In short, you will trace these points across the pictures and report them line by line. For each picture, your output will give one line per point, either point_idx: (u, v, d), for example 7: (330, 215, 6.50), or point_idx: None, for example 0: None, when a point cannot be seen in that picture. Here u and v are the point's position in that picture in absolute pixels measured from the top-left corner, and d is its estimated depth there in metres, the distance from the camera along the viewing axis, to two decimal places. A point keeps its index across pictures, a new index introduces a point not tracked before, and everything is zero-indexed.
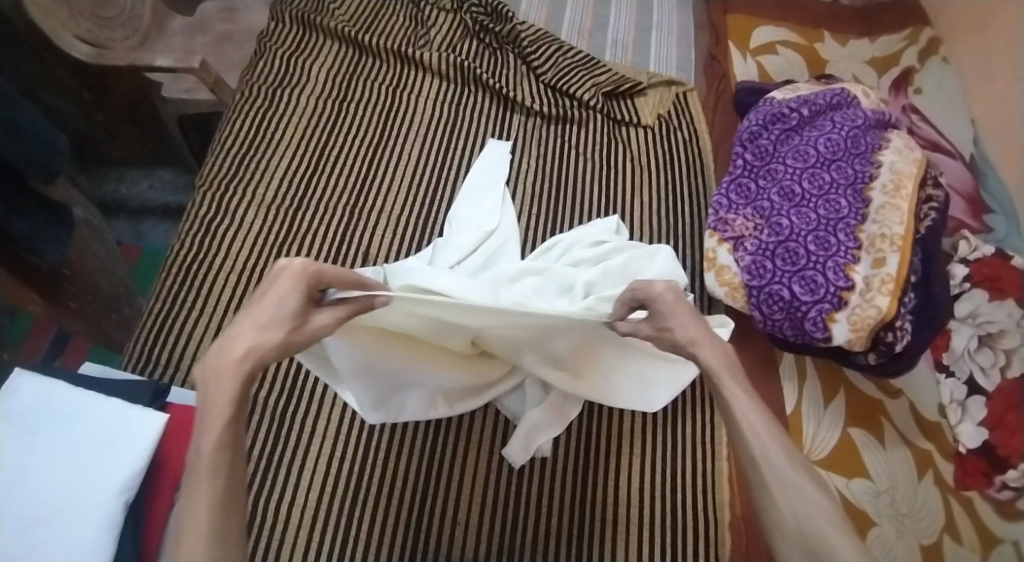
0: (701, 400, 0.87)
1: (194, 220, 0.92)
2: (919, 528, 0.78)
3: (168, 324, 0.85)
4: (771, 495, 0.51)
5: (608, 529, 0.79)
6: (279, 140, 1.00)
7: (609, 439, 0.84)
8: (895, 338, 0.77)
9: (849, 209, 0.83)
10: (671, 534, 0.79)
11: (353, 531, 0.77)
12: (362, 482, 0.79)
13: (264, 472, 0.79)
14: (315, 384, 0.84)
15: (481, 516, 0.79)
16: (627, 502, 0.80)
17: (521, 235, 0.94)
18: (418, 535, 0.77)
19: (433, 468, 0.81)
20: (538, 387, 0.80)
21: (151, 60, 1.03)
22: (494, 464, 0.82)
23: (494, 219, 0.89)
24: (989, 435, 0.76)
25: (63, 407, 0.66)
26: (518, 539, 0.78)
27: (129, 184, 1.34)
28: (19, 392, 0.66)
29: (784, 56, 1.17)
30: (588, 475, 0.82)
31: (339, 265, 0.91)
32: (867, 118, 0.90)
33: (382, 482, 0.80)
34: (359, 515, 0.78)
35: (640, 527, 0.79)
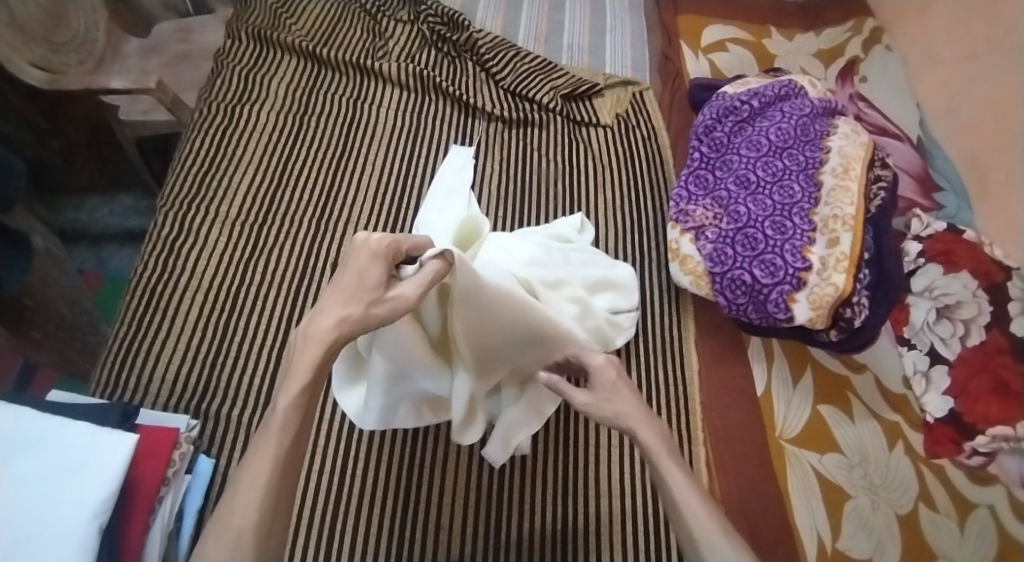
0: (676, 390, 0.91)
1: (158, 241, 0.91)
2: (894, 498, 0.79)
3: (135, 347, 0.83)
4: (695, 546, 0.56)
5: (592, 523, 0.79)
6: (241, 157, 1.00)
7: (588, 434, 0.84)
8: (853, 313, 0.79)
9: (802, 194, 0.85)
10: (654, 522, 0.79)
11: (336, 543, 0.75)
12: (343, 494, 0.78)
13: None
14: None
15: (465, 518, 0.78)
16: (609, 495, 0.81)
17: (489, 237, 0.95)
18: (403, 543, 0.76)
19: (417, 473, 0.80)
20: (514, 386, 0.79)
21: (106, 83, 1.02)
22: (474, 465, 0.81)
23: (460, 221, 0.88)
24: (954, 403, 0.81)
25: (29, 431, 0.64)
26: (504, 538, 0.78)
27: (89, 211, 1.32)
28: None
29: (735, 52, 1.21)
30: (569, 470, 0.82)
31: (308, 278, 0.91)
32: (813, 107, 0.94)
33: (363, 492, 0.78)
34: (342, 528, 0.76)
35: (624, 518, 0.79)
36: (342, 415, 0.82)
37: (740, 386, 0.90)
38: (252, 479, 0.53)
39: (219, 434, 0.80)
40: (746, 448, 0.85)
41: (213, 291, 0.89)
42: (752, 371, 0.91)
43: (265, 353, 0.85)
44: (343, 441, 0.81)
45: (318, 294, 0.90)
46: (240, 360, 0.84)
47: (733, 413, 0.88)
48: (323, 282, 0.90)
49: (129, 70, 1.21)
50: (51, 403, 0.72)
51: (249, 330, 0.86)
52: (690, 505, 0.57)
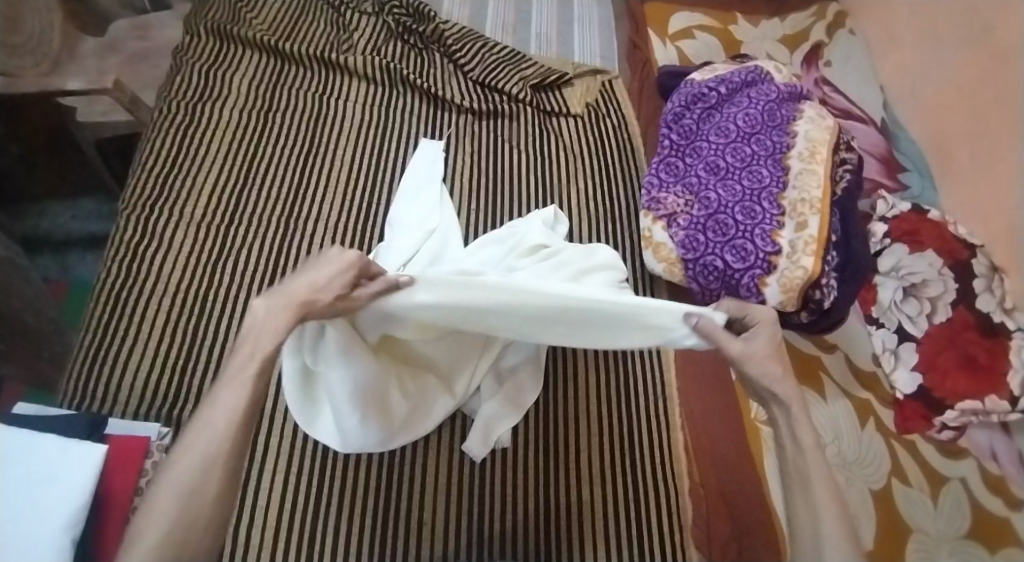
0: (652, 376, 0.90)
1: (121, 245, 0.88)
2: (867, 475, 0.80)
3: (102, 354, 0.81)
4: None
5: (574, 512, 0.79)
6: (205, 157, 0.97)
7: (568, 426, 0.84)
8: (823, 295, 0.80)
9: (771, 178, 0.86)
10: (634, 505, 0.80)
11: (318, 543, 0.74)
12: (322, 494, 0.77)
13: None
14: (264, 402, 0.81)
15: (445, 515, 0.78)
16: (590, 483, 0.81)
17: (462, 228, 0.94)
18: (387, 542, 0.75)
19: (397, 473, 0.79)
20: (491, 379, 0.79)
21: (62, 84, 0.99)
22: (455, 460, 0.81)
23: (433, 220, 0.88)
24: (922, 379, 0.83)
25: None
26: (486, 532, 0.78)
27: (51, 218, 1.29)
28: None
29: (703, 40, 1.21)
30: (552, 458, 0.82)
31: (279, 279, 0.89)
32: (780, 92, 0.95)
33: (343, 493, 0.77)
34: (323, 527, 0.75)
35: (606, 505, 0.80)
36: None
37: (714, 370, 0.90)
38: (215, 416, 0.50)
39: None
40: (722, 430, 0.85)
41: (181, 294, 0.86)
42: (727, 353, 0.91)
43: None
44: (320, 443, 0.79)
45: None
46: (211, 365, 0.83)
47: (709, 396, 0.89)
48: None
49: (87, 70, 1.18)
50: (15, 416, 0.69)
51: (219, 333, 0.85)
52: None
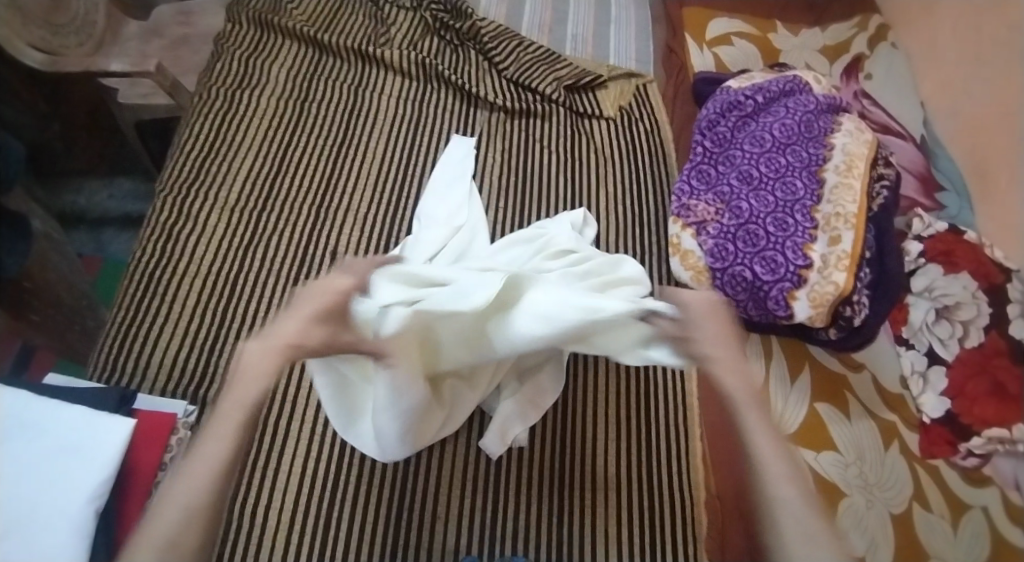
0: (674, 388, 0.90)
1: (156, 226, 0.90)
2: (889, 497, 0.80)
3: (132, 332, 0.83)
4: (774, 521, 0.49)
5: (588, 515, 0.79)
6: (241, 142, 0.99)
7: (585, 433, 0.84)
8: (853, 312, 0.79)
9: (805, 191, 0.85)
10: (648, 513, 0.80)
11: (333, 530, 0.75)
12: (340, 481, 0.78)
13: (241, 475, 0.77)
14: (290, 388, 0.83)
15: (459, 511, 0.78)
16: (605, 487, 0.81)
17: (490, 225, 0.94)
18: (400, 534, 0.76)
19: (413, 466, 0.80)
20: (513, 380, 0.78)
21: (105, 66, 1.01)
22: (472, 456, 0.81)
23: (460, 217, 0.89)
24: (951, 404, 0.81)
25: (26, 416, 0.63)
26: (500, 531, 0.78)
27: (88, 196, 1.30)
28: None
29: (739, 46, 1.20)
30: (567, 460, 0.82)
31: (305, 268, 0.90)
32: (818, 104, 0.94)
33: (360, 484, 0.78)
34: (339, 514, 0.76)
35: (620, 510, 0.80)
36: None
37: None
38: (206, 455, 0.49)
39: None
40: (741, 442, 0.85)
41: (211, 278, 0.88)
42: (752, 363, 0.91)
43: None
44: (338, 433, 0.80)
45: (317, 284, 0.89)
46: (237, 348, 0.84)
47: (732, 407, 0.89)
48: (321, 271, 0.90)
49: (129, 53, 1.20)
50: (46, 387, 0.71)
51: (245, 318, 0.86)
52: (767, 462, 0.52)
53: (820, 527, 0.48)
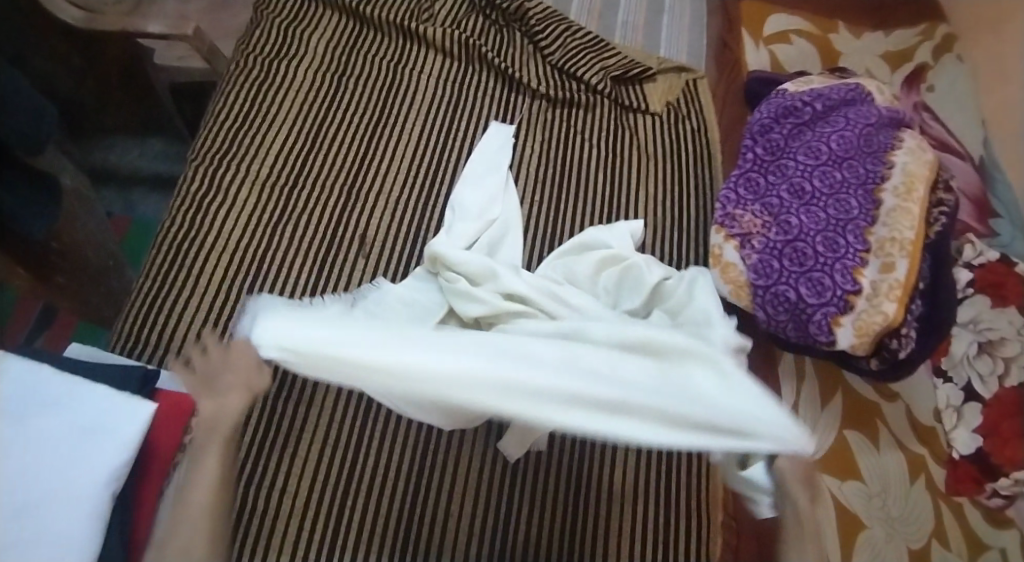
0: None
1: (186, 196, 0.89)
2: (908, 532, 0.79)
3: (158, 305, 0.82)
4: None
5: (602, 526, 0.79)
6: (276, 114, 0.96)
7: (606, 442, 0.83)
8: (901, 344, 0.76)
9: (859, 211, 0.81)
10: (663, 530, 0.80)
11: (346, 521, 0.75)
12: (357, 471, 0.78)
13: (257, 460, 0.76)
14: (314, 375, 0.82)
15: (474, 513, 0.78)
16: (622, 499, 0.80)
17: (524, 221, 0.91)
18: (412, 530, 0.76)
19: (432, 464, 0.79)
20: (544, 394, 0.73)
21: (143, 27, 0.99)
22: (489, 456, 0.80)
23: (495, 210, 0.87)
24: (983, 442, 0.82)
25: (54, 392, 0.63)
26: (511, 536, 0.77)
27: (120, 153, 1.31)
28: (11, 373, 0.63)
29: (798, 46, 1.14)
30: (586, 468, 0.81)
31: (333, 250, 0.88)
32: (880, 118, 0.89)
33: (376, 476, 0.78)
34: (353, 505, 0.76)
35: (634, 525, 0.79)
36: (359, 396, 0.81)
37: None
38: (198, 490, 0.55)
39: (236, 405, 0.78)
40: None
41: (238, 254, 0.86)
42: (781, 385, 0.89)
43: None
44: (359, 423, 0.80)
45: (346, 268, 0.87)
46: None
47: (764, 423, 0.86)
48: (350, 255, 0.87)
49: (167, 12, 1.17)
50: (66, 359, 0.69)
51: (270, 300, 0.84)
52: None
53: None
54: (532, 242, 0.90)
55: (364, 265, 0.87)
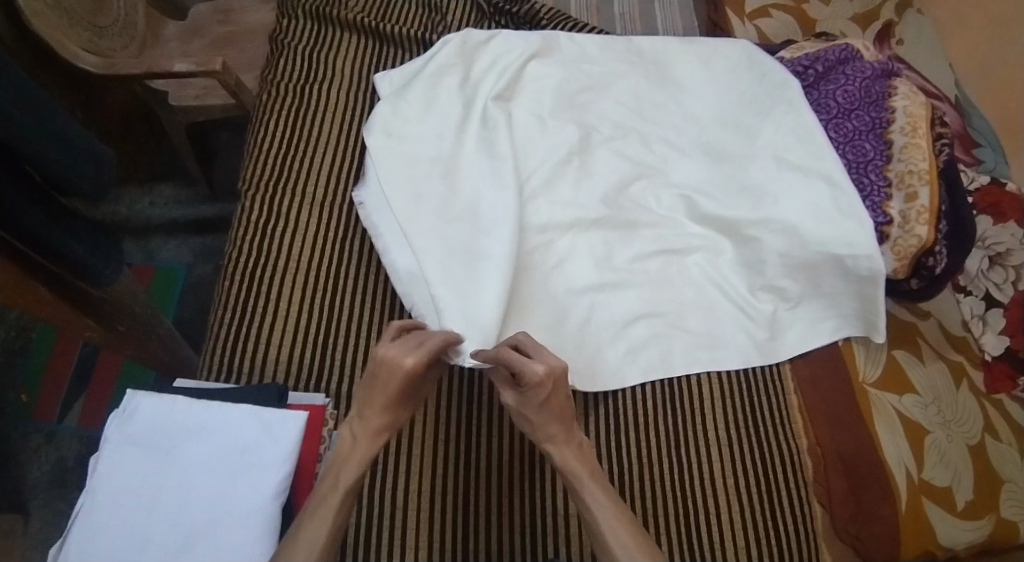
0: (770, 377, 0.92)
1: (246, 224, 0.90)
2: (965, 431, 0.88)
3: (243, 331, 0.84)
4: (899, 441, 0.84)
5: (721, 506, 0.83)
6: (317, 137, 0.99)
7: (695, 423, 0.88)
8: (935, 262, 0.85)
9: (875, 152, 0.92)
10: (770, 513, 0.84)
11: (466, 540, 0.78)
12: (467, 510, 0.79)
13: (377, 481, 0.78)
14: (439, 427, 0.83)
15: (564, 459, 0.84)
16: (722, 471, 0.85)
17: (440, 185, 0.90)
18: (528, 526, 0.79)
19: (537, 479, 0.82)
20: (447, 188, 0.90)
21: (168, 67, 1.01)
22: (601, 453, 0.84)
23: (415, 157, 0.92)
24: (1009, 342, 0.93)
25: (196, 420, 0.65)
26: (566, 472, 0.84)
27: (129, 204, 1.31)
28: (139, 413, 0.65)
29: (779, 19, 1.24)
30: (685, 436, 0.86)
31: (371, 272, 0.90)
32: (875, 69, 0.96)
33: (493, 509, 0.80)
34: (469, 530, 0.78)
35: (759, 496, 0.84)
36: (467, 447, 0.83)
37: (821, 364, 0.91)
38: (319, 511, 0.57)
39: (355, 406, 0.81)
40: (838, 412, 0.87)
41: (309, 272, 0.89)
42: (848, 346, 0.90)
43: (374, 337, 0.86)
44: (478, 456, 0.82)
45: (365, 285, 0.89)
46: (348, 339, 0.85)
47: (819, 362, 0.91)
48: (380, 276, 0.90)
49: (172, 55, 1.18)
50: (199, 392, 0.72)
51: (317, 308, 0.87)
52: (900, 446, 0.84)
53: (909, 455, 0.84)
54: (444, 182, 0.90)
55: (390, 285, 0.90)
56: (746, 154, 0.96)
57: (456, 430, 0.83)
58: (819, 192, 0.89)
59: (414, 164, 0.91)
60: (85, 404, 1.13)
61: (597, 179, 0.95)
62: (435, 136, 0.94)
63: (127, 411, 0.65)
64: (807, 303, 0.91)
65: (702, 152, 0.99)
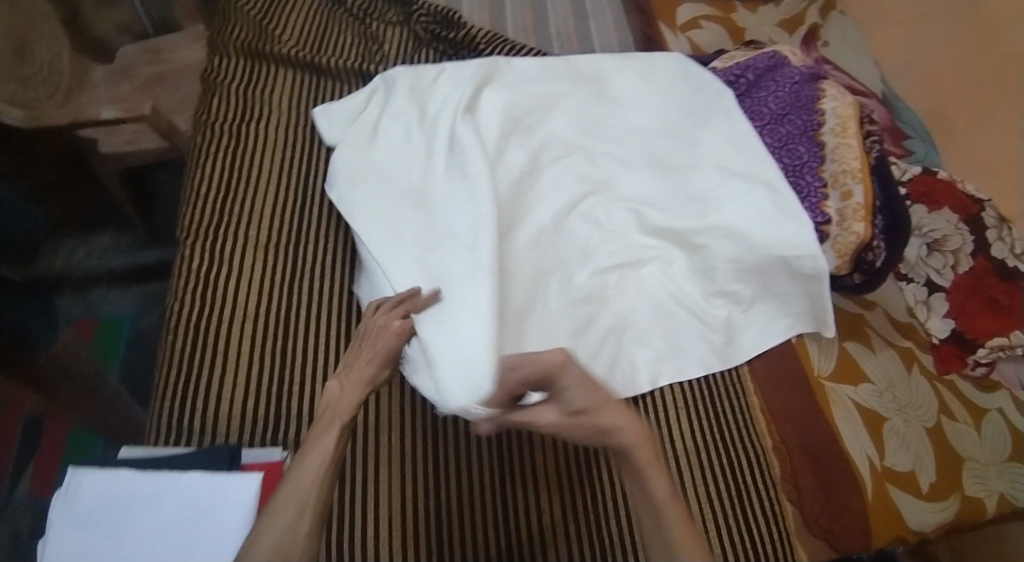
0: (727, 382, 0.95)
1: (188, 273, 0.87)
2: (921, 415, 0.91)
3: (192, 386, 0.80)
4: (858, 431, 0.87)
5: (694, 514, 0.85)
6: (259, 179, 0.97)
7: (661, 433, 0.90)
8: (875, 256, 0.89)
9: (809, 155, 0.95)
10: (741, 517, 0.86)
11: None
12: (445, 540, 0.79)
13: (351, 524, 0.77)
14: (411, 463, 0.83)
15: (538, 484, 0.85)
16: (691, 480, 0.87)
17: (399, 210, 0.87)
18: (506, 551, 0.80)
19: (513, 506, 0.83)
20: (401, 215, 0.87)
21: (95, 114, 0.97)
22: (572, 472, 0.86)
23: (373, 183, 0.91)
24: (954, 324, 0.95)
25: (143, 490, 0.62)
26: (535, 505, 0.84)
27: (65, 255, 1.25)
28: (82, 490, 0.61)
29: (709, 29, 1.27)
30: (653, 448, 0.88)
31: (323, 313, 0.88)
32: (802, 74, 1.01)
33: (470, 537, 0.80)
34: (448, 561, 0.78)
35: (729, 501, 0.87)
36: (440, 480, 0.82)
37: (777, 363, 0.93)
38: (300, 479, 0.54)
39: None
40: (798, 409, 0.89)
41: (259, 318, 0.86)
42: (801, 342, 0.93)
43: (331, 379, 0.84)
44: (450, 488, 0.82)
45: (318, 326, 0.87)
46: (305, 384, 0.83)
47: (775, 362, 0.93)
48: (334, 316, 0.88)
49: (102, 100, 1.14)
50: (146, 460, 0.69)
51: (271, 354, 0.84)
52: (859, 435, 0.87)
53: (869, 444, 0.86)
54: (400, 208, 0.87)
55: (344, 324, 0.88)
56: (689, 163, 0.97)
57: (427, 464, 0.83)
58: (760, 196, 0.91)
59: (376, 189, 0.90)
60: (36, 472, 1.08)
61: (551, 196, 0.94)
62: (390, 161, 0.93)
63: (70, 490, 0.61)
64: (761, 306, 0.92)
65: (647, 161, 1.00)
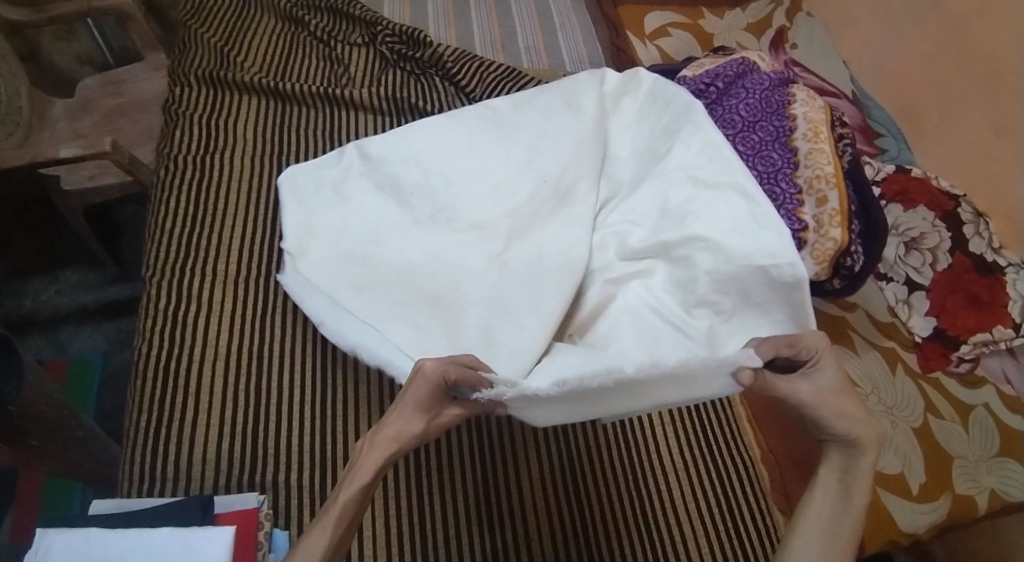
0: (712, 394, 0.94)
1: (156, 313, 0.85)
2: (907, 416, 0.90)
3: (164, 432, 0.77)
4: None
5: (685, 532, 0.83)
6: (226, 212, 0.95)
7: (648, 449, 0.88)
8: (853, 261, 0.89)
9: (782, 161, 0.93)
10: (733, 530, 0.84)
11: None
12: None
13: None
14: (397, 497, 0.80)
15: (530, 509, 0.82)
16: (682, 496, 0.86)
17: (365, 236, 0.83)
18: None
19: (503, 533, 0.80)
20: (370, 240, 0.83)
21: (53, 152, 0.95)
22: (561, 495, 0.84)
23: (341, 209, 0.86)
24: (936, 321, 0.95)
25: (114, 550, 0.59)
26: (526, 539, 0.80)
27: (34, 295, 1.22)
28: (50, 552, 0.59)
29: (678, 36, 1.27)
30: (640, 464, 0.87)
31: (297, 347, 0.86)
32: (771, 80, 1.01)
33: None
34: None
35: (721, 516, 0.85)
36: (427, 512, 0.80)
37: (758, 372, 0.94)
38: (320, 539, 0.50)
39: (294, 494, 0.76)
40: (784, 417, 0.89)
41: (232, 355, 0.84)
42: None
43: (307, 415, 0.82)
44: (439, 518, 0.80)
45: (292, 361, 0.85)
46: (281, 421, 0.81)
47: None
48: (308, 350, 0.86)
49: (63, 136, 1.11)
50: (117, 515, 0.67)
51: (244, 393, 0.82)
52: None
53: None
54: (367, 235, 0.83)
55: (319, 357, 0.86)
56: None
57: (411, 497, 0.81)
58: None
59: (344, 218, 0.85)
60: (14, 522, 1.04)
61: None
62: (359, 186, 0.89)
63: (38, 552, 0.59)
64: None
65: None
